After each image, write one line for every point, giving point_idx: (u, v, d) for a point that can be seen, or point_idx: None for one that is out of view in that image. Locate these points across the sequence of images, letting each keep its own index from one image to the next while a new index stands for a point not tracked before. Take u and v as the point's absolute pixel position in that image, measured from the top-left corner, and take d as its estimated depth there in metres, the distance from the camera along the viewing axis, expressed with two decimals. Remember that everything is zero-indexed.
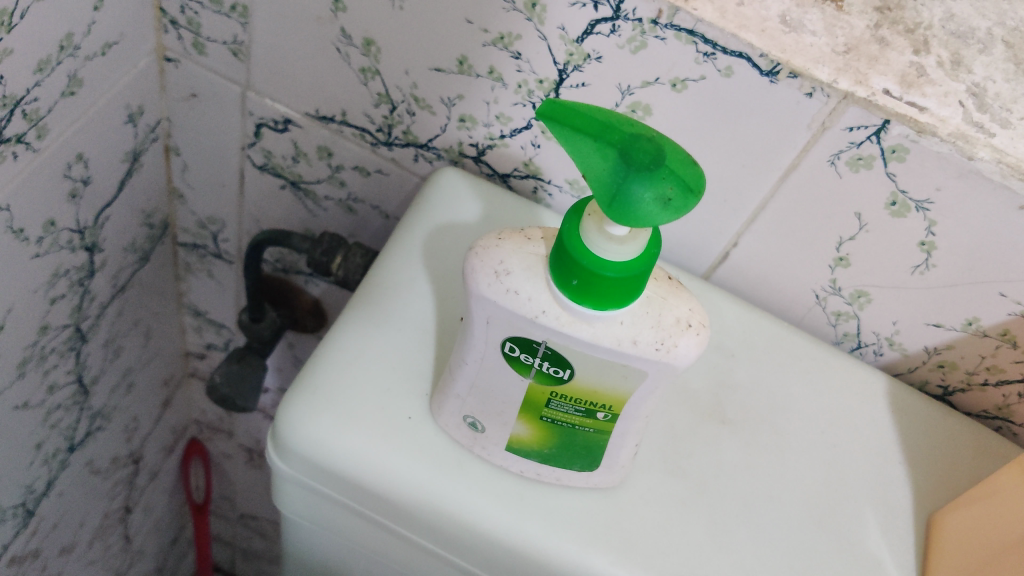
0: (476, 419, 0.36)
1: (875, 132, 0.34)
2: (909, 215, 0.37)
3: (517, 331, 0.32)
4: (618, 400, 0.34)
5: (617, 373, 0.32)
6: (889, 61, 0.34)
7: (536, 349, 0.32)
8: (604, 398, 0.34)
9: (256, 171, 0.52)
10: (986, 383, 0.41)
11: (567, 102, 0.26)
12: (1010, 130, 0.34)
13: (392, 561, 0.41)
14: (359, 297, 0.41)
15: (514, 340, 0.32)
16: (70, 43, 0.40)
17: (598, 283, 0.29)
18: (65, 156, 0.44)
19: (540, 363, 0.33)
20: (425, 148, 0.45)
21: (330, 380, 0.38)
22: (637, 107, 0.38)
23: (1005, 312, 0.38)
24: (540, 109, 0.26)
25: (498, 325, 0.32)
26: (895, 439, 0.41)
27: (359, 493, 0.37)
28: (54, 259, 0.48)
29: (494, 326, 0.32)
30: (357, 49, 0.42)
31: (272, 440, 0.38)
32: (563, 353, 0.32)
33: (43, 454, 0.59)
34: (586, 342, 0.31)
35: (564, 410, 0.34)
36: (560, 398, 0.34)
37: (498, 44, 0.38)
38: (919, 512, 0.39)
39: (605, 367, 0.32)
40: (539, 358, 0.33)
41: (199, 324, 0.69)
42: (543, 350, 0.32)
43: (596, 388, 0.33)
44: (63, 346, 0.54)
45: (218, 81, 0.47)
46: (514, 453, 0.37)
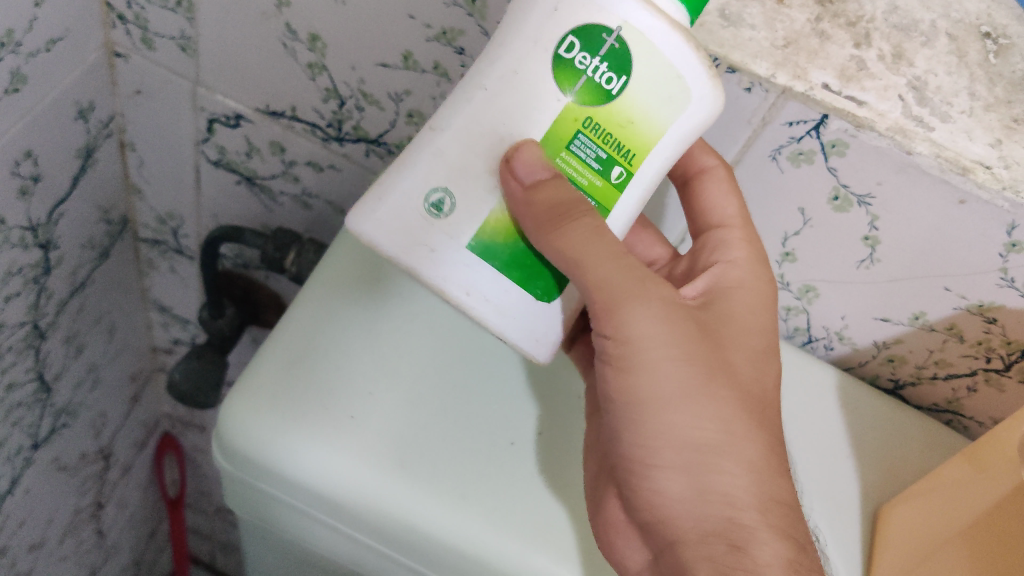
0: (449, 198, 0.32)
1: (814, 128, 0.34)
2: (851, 210, 0.36)
3: (586, 18, 0.29)
4: (644, 147, 0.31)
5: (662, 96, 0.30)
6: (829, 54, 0.33)
7: (602, 44, 0.29)
8: (631, 139, 0.31)
9: (211, 167, 0.52)
10: (935, 377, 0.41)
11: None
12: (950, 123, 0.33)
13: (341, 563, 0.41)
14: (308, 291, 0.40)
15: (579, 29, 0.29)
16: (11, 39, 0.39)
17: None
18: (12, 153, 0.44)
19: (593, 69, 0.30)
20: (376, 143, 0.45)
21: (273, 380, 0.38)
22: None
23: (950, 306, 0.38)
24: None
25: (570, 10, 0.29)
26: (846, 433, 0.41)
27: (303, 493, 0.37)
28: (6, 257, 0.48)
29: (561, 14, 0.29)
30: (303, 45, 0.41)
31: (218, 442, 0.38)
32: (632, 50, 0.29)
33: (6, 452, 0.59)
34: (663, 31, 0.29)
35: (580, 158, 0.31)
36: (586, 135, 0.31)
37: (442, 40, 0.38)
38: (865, 507, 0.39)
39: (654, 91, 0.30)
40: (598, 59, 0.30)
41: (164, 319, 0.69)
42: (609, 45, 0.29)
43: (631, 118, 0.31)
44: (21, 344, 0.54)
45: (168, 76, 0.47)
46: (478, 252, 0.32)
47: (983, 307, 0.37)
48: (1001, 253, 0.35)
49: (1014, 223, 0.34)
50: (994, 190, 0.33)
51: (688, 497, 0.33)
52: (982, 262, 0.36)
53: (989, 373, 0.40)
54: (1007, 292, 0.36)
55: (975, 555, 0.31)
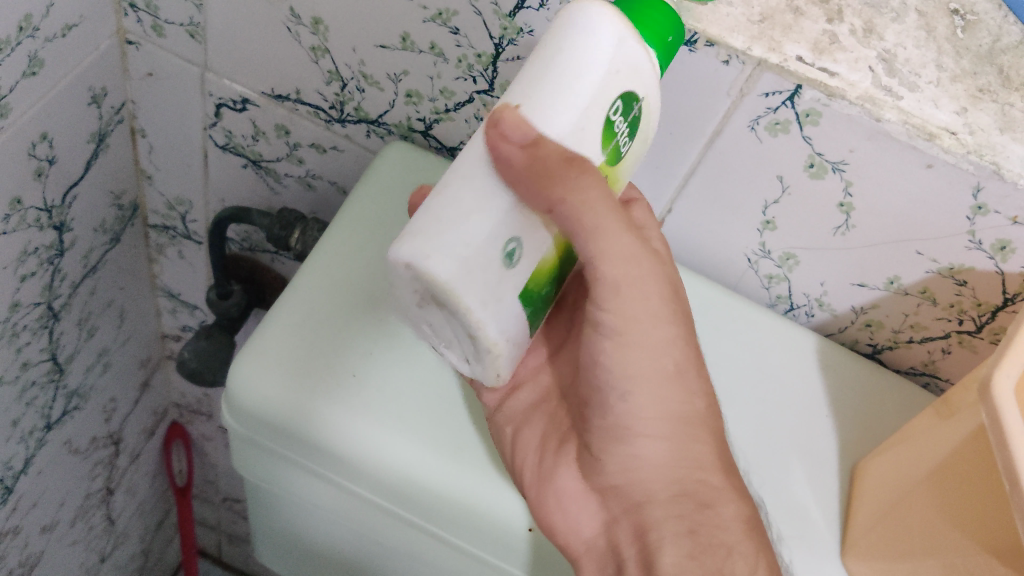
0: (518, 247, 0.30)
1: (790, 97, 0.36)
2: (827, 177, 0.38)
3: (627, 87, 0.31)
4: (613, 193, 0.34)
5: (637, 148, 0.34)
6: (803, 29, 0.35)
7: (631, 111, 0.31)
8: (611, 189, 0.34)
9: (219, 151, 0.55)
10: (912, 341, 0.44)
11: None
12: (917, 93, 0.35)
13: (348, 518, 0.44)
14: (313, 263, 0.43)
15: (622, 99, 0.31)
16: (30, 24, 0.41)
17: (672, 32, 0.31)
18: (29, 135, 0.46)
19: (620, 132, 0.32)
20: (376, 123, 0.47)
21: (278, 343, 0.40)
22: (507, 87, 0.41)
23: (923, 270, 0.40)
24: None
25: (625, 77, 0.30)
26: (825, 394, 0.43)
27: (310, 448, 0.40)
28: (22, 237, 0.50)
29: (619, 78, 0.30)
30: (306, 28, 0.43)
31: (224, 400, 0.41)
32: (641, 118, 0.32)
33: (20, 431, 0.60)
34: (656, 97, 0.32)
35: None
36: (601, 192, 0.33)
37: (437, 21, 0.40)
38: (843, 463, 0.41)
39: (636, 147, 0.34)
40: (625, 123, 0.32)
41: (173, 305, 0.72)
42: (634, 113, 0.32)
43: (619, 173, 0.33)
44: (36, 324, 0.56)
45: (177, 63, 0.49)
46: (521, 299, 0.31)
47: (954, 270, 0.39)
48: (968, 216, 0.37)
49: (980, 185, 0.35)
50: (959, 154, 0.35)
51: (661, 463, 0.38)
52: (951, 226, 0.38)
53: (961, 335, 0.42)
54: (976, 255, 0.38)
55: (938, 497, 0.33)
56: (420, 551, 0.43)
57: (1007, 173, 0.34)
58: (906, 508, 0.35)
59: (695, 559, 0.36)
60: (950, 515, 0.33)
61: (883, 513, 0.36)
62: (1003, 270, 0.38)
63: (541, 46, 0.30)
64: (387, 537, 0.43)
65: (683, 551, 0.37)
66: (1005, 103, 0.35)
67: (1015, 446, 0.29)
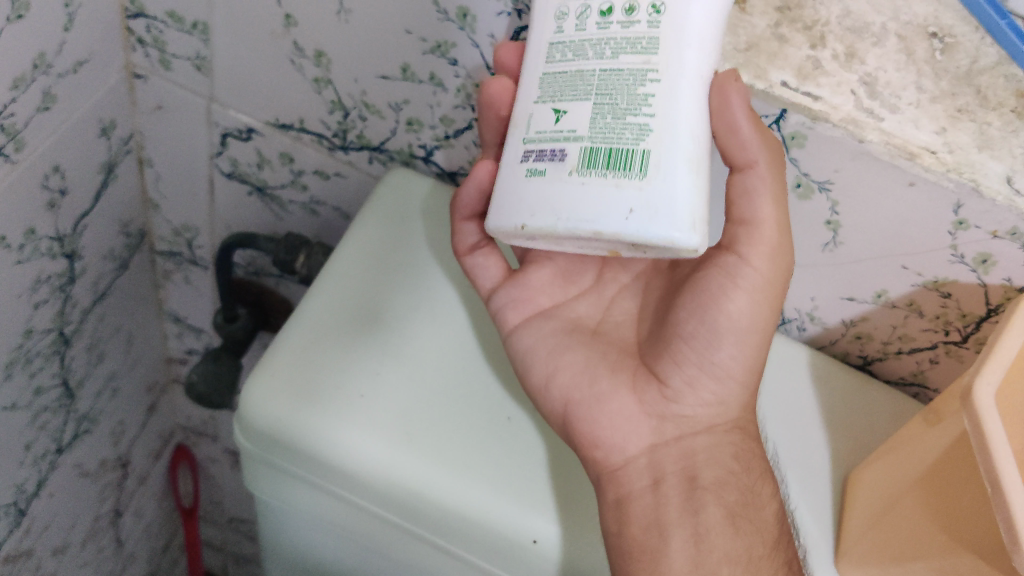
0: None
1: (775, 121, 0.38)
2: (814, 196, 0.40)
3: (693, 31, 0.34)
4: None
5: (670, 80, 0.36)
6: (788, 56, 0.37)
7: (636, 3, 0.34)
8: None
9: (224, 179, 0.56)
10: (901, 352, 0.46)
11: None
12: (898, 114, 0.36)
13: (350, 530, 0.45)
14: (324, 284, 0.45)
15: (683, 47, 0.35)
16: (43, 61, 0.43)
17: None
18: (42, 167, 0.47)
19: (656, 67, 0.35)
20: (378, 150, 0.49)
21: (291, 363, 0.42)
22: None
23: (909, 283, 0.42)
24: None
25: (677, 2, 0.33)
26: (817, 405, 0.45)
27: (317, 465, 0.41)
28: (35, 265, 0.51)
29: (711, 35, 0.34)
30: (309, 61, 0.45)
31: (237, 422, 0.42)
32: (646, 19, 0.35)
33: (32, 455, 0.62)
34: None
35: None
36: None
37: (436, 52, 0.41)
38: (836, 471, 0.43)
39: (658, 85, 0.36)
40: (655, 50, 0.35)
41: (179, 330, 0.73)
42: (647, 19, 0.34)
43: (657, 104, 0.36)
44: (48, 350, 0.57)
45: (183, 95, 0.50)
46: None
47: (938, 282, 0.41)
48: (950, 231, 0.38)
49: (960, 202, 0.37)
50: (940, 172, 0.36)
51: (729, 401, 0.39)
52: (934, 241, 0.39)
53: (948, 345, 0.44)
54: (959, 268, 0.40)
55: (926, 500, 0.35)
56: (419, 561, 0.44)
57: (985, 190, 0.36)
58: (895, 514, 0.36)
59: (735, 475, 0.39)
60: (936, 518, 0.34)
61: (875, 518, 0.38)
62: (985, 282, 0.39)
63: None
64: (385, 544, 0.44)
65: (725, 470, 0.39)
66: (983, 122, 0.37)
67: (997, 450, 0.31)
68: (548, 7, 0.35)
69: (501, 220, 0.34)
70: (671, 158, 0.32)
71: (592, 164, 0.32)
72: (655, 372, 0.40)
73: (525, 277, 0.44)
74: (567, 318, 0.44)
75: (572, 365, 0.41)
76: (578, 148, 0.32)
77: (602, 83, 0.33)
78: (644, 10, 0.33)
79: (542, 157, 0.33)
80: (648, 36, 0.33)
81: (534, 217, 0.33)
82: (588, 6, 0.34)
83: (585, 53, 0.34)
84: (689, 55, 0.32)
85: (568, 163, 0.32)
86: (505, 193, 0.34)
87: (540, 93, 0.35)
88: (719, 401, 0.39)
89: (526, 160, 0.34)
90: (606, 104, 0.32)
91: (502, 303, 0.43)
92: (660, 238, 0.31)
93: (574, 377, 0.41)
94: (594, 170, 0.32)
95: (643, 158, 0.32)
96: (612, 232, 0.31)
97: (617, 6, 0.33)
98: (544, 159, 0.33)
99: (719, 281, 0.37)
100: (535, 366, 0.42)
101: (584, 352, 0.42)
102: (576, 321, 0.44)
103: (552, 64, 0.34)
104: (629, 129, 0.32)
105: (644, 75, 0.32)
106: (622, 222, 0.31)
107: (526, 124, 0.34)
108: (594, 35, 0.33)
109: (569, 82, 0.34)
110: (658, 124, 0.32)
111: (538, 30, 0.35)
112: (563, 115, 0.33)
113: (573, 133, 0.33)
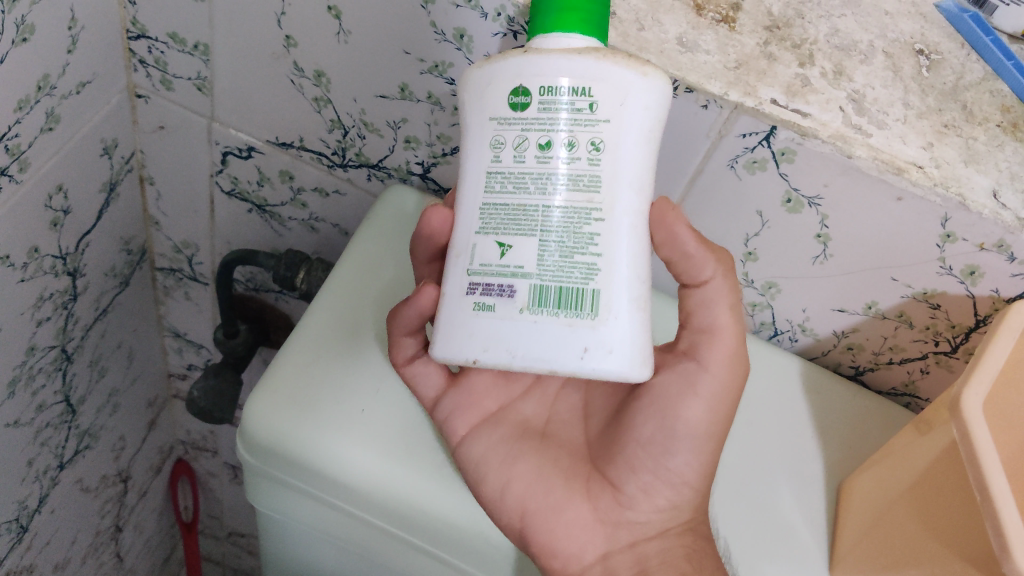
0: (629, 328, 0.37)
1: (765, 137, 0.38)
2: (804, 210, 0.41)
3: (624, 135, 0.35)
4: None
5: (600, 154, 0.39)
6: (776, 74, 0.38)
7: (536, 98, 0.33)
8: None
9: (224, 197, 0.57)
10: (892, 362, 0.47)
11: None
12: (886, 130, 0.37)
13: (344, 538, 0.46)
14: (311, 317, 0.45)
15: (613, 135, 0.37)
16: (47, 83, 0.44)
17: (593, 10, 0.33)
18: (46, 187, 0.48)
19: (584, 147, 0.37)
20: (377, 167, 0.50)
21: (291, 381, 0.43)
22: None
23: (899, 294, 0.43)
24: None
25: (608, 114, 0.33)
26: (810, 416, 0.45)
27: (319, 479, 0.42)
28: (38, 283, 0.52)
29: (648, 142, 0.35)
30: (309, 81, 0.46)
31: (239, 439, 0.43)
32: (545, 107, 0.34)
33: (35, 471, 0.62)
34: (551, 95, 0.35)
35: None
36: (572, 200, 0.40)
37: (434, 72, 0.42)
38: (829, 481, 0.43)
39: None
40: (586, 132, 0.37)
41: (179, 345, 0.74)
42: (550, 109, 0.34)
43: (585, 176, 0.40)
44: (50, 367, 0.58)
45: (184, 114, 0.51)
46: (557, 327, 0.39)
47: (927, 294, 0.42)
48: (939, 244, 0.39)
49: (947, 216, 0.37)
50: (927, 187, 0.37)
51: (682, 504, 0.41)
52: (923, 254, 0.40)
53: (938, 355, 0.45)
54: (947, 279, 0.40)
55: (919, 508, 0.35)
56: (412, 567, 0.45)
57: (972, 204, 0.36)
58: (889, 522, 0.37)
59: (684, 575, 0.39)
60: (928, 524, 0.35)
61: (868, 526, 0.39)
62: (973, 293, 0.40)
63: (614, 124, 0.33)
64: (377, 551, 0.45)
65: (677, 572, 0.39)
66: (969, 137, 0.38)
67: (987, 460, 0.31)
68: (482, 134, 0.34)
69: (453, 353, 0.34)
70: (618, 299, 0.33)
71: (543, 303, 0.33)
72: (610, 479, 0.41)
73: (468, 380, 0.44)
74: (516, 423, 0.44)
75: (524, 474, 0.42)
76: (526, 285, 0.33)
77: (545, 220, 0.33)
78: (584, 146, 0.33)
79: (489, 291, 0.34)
80: (590, 174, 0.33)
81: (490, 352, 0.33)
82: (525, 137, 0.33)
83: (526, 187, 0.33)
84: (626, 192, 0.34)
85: (518, 300, 0.33)
86: (454, 325, 0.34)
87: (480, 224, 0.34)
88: (673, 505, 0.41)
89: (472, 292, 0.34)
90: (552, 241, 0.33)
91: (449, 411, 0.42)
92: (612, 374, 0.33)
93: (528, 488, 0.41)
94: (545, 308, 0.33)
95: (594, 298, 0.33)
96: (569, 370, 0.33)
97: (556, 141, 0.33)
98: (492, 294, 0.33)
99: (677, 384, 0.39)
100: (489, 479, 0.41)
101: (536, 460, 0.42)
102: (525, 422, 0.44)
103: (491, 195, 0.34)
104: (577, 268, 0.33)
105: (589, 215, 0.33)
106: (577, 361, 0.33)
107: (469, 254, 0.34)
108: (535, 165, 0.33)
109: (512, 215, 0.34)
110: (604, 263, 0.33)
111: (473, 155, 0.35)
112: (507, 249, 0.33)
113: (521, 270, 0.33)
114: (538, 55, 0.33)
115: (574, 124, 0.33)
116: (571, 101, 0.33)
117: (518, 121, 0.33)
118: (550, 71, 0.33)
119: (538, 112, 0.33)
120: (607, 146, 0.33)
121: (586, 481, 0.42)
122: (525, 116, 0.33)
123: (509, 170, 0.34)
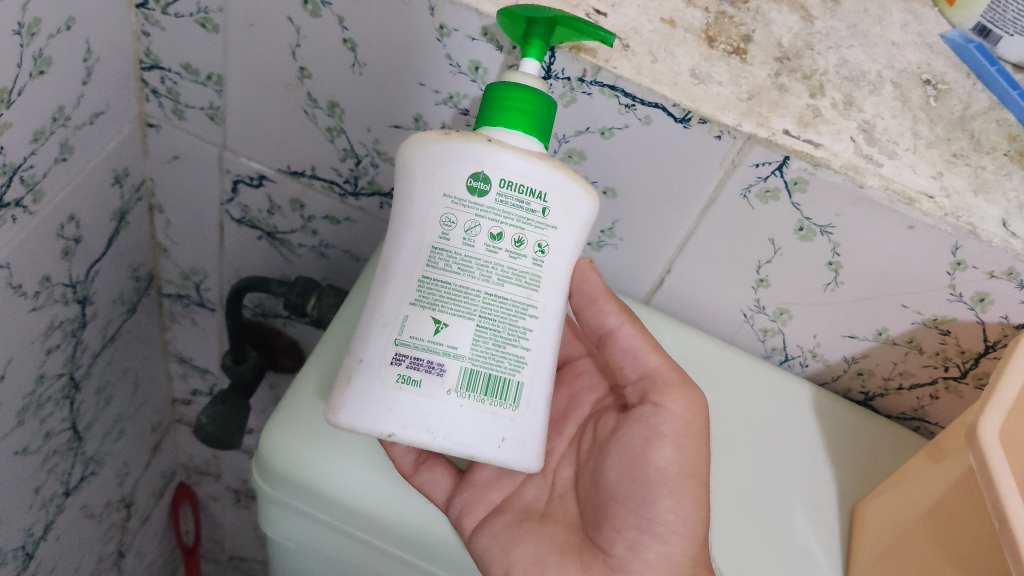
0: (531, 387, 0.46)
1: (778, 167, 0.39)
2: (816, 238, 0.41)
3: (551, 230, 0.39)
4: None
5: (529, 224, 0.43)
6: (788, 104, 0.38)
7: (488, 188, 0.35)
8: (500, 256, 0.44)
9: (234, 225, 0.57)
10: (901, 387, 0.47)
11: (514, 101, 0.35)
12: (897, 160, 0.38)
13: (346, 562, 0.46)
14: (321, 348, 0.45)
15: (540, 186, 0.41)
16: (62, 114, 0.44)
17: (543, 111, 0.35)
18: (58, 217, 0.48)
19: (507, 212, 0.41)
20: (389, 196, 0.50)
21: (307, 410, 0.43)
22: (573, 153, 0.43)
23: (909, 321, 0.43)
24: (506, 93, 0.35)
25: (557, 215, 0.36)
26: (822, 440, 0.46)
27: (338, 508, 0.42)
28: (49, 312, 0.52)
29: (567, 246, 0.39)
30: (322, 111, 0.46)
31: (256, 468, 0.43)
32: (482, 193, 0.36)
33: (41, 499, 0.62)
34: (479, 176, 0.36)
35: None
36: None
37: (448, 103, 0.42)
38: (843, 505, 0.44)
39: None
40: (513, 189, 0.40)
41: (184, 370, 0.74)
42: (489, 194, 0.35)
43: None
44: (58, 395, 0.58)
45: (195, 143, 0.52)
46: None
47: (937, 320, 0.42)
48: (949, 271, 0.39)
49: (957, 244, 0.38)
50: (938, 217, 0.37)
51: (676, 560, 0.40)
52: (933, 281, 0.40)
53: (947, 380, 0.45)
54: (958, 306, 0.41)
55: (934, 532, 0.36)
56: None
57: (982, 233, 0.37)
58: (906, 547, 0.38)
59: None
60: (943, 548, 0.35)
61: (884, 552, 0.39)
62: (983, 320, 0.41)
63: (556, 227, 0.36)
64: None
65: None
66: (978, 166, 0.38)
67: (1002, 484, 0.32)
68: (431, 210, 0.35)
69: (368, 422, 0.35)
70: (536, 392, 0.36)
71: (472, 387, 0.35)
72: (600, 547, 0.42)
73: (473, 475, 0.46)
74: (518, 509, 0.46)
75: (523, 557, 0.42)
76: (457, 366, 0.34)
77: (485, 306, 0.35)
78: (531, 245, 0.35)
79: (417, 366, 0.35)
80: (531, 271, 0.35)
81: (411, 429, 0.34)
82: (478, 223, 0.34)
83: (471, 270, 0.34)
84: (555, 294, 0.37)
85: (447, 380, 0.34)
86: (372, 395, 0.35)
87: (415, 296, 0.35)
88: (667, 559, 0.41)
89: (397, 363, 0.35)
90: (488, 330, 0.35)
91: (459, 510, 0.42)
92: (517, 465, 0.36)
93: (526, 570, 0.42)
94: (472, 392, 0.35)
95: (517, 390, 0.36)
96: (484, 455, 0.35)
97: (508, 235, 0.35)
98: (420, 369, 0.34)
99: (641, 432, 0.43)
100: (490, 562, 0.42)
101: (535, 541, 0.43)
102: (527, 506, 0.46)
103: (433, 270, 0.35)
104: (509, 359, 0.35)
105: (526, 309, 0.35)
106: (496, 449, 0.35)
107: (399, 324, 0.35)
108: (482, 252, 0.34)
109: (450, 293, 0.35)
110: (530, 358, 0.36)
111: (417, 228, 0.35)
112: (442, 328, 0.34)
113: (454, 350, 0.34)
114: (504, 150, 0.35)
115: (526, 224, 0.35)
116: (528, 202, 0.35)
117: (473, 205, 0.35)
118: (512, 167, 0.35)
119: (495, 202, 0.34)
120: (549, 249, 0.36)
121: (579, 552, 0.43)
122: (481, 202, 0.34)
123: (453, 249, 0.35)
